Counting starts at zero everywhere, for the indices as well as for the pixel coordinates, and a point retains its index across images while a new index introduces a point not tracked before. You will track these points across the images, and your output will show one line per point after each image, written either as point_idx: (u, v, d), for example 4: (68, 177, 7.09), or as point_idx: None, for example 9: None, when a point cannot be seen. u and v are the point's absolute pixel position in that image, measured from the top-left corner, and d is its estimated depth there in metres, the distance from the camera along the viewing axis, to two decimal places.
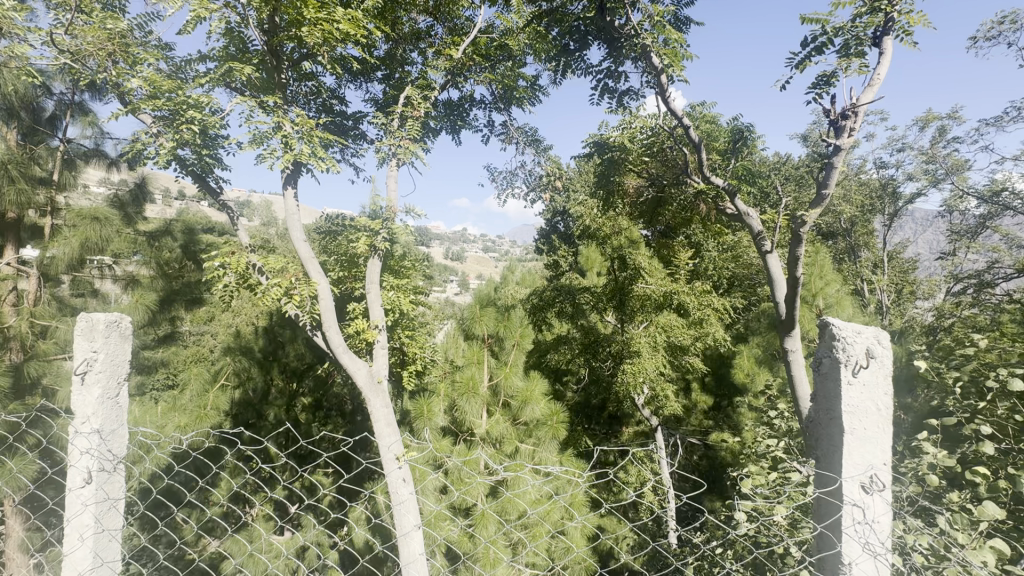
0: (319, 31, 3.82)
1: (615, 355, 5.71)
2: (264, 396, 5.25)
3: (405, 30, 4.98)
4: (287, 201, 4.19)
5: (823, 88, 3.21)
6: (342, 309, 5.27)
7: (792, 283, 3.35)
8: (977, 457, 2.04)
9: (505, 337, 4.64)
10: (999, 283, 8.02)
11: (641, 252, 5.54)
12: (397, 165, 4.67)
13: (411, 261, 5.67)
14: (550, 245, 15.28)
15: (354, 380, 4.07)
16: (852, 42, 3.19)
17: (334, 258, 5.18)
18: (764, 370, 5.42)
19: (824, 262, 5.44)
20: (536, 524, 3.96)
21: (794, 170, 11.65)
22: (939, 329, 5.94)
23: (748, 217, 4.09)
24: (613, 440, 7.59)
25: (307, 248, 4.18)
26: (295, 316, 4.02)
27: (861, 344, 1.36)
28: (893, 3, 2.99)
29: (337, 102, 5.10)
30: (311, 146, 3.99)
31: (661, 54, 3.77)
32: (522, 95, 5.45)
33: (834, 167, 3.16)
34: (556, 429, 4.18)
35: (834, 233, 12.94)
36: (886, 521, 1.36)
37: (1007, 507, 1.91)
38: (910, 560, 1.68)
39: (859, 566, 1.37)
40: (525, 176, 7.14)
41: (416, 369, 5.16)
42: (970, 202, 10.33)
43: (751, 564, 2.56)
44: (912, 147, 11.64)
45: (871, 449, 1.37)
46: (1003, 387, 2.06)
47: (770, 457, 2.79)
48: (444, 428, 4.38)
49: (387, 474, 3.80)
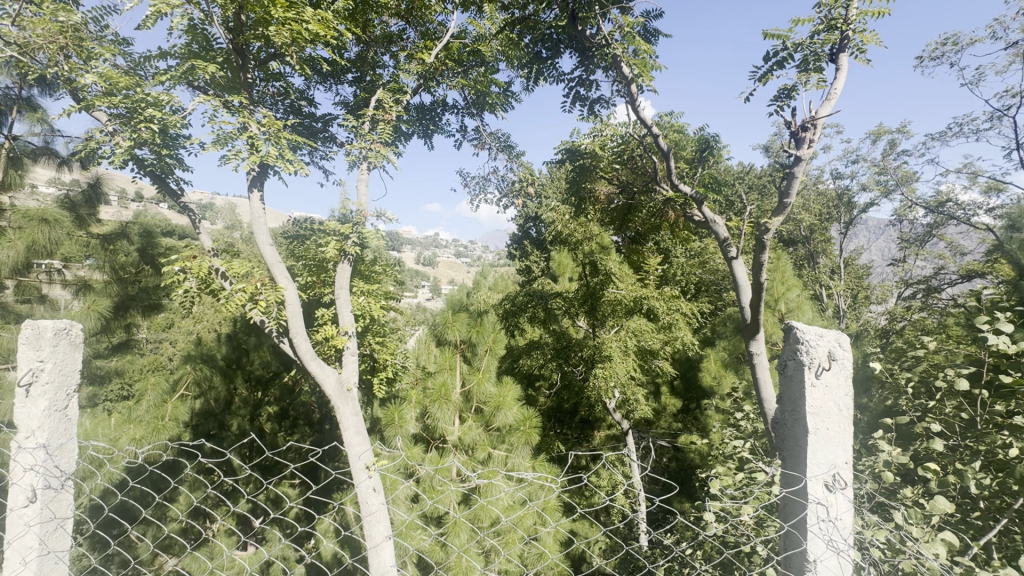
0: (287, 31, 3.73)
1: (587, 359, 5.78)
2: (227, 407, 5.08)
3: (376, 32, 4.93)
4: (252, 204, 4.07)
5: (784, 101, 3.33)
6: (311, 315, 5.14)
7: (757, 288, 3.42)
8: (928, 453, 2.15)
9: (477, 342, 4.61)
10: (946, 288, 8.53)
11: (611, 258, 5.64)
12: (368, 169, 4.61)
13: (383, 265, 5.58)
14: (523, 251, 15.35)
15: (323, 389, 3.99)
16: (811, 58, 3.33)
17: (302, 262, 5.05)
18: (730, 373, 5.58)
19: (786, 268, 5.63)
20: (509, 531, 3.94)
21: (757, 179, 12.07)
22: (892, 331, 6.25)
23: (714, 225, 4.18)
24: (585, 445, 7.64)
25: (274, 252, 4.05)
26: (260, 322, 3.90)
27: (823, 347, 1.42)
28: (848, 22, 3.13)
29: (306, 103, 5.00)
30: (278, 148, 3.87)
31: (632, 63, 3.83)
32: (494, 101, 5.49)
33: (795, 177, 3.26)
34: (529, 434, 4.21)
35: (795, 240, 13.41)
36: (849, 519, 1.41)
37: (956, 500, 2.04)
38: (867, 555, 1.74)
39: (824, 563, 1.42)
40: (498, 182, 7.14)
41: (386, 376, 5.08)
42: (918, 212, 10.95)
43: (718, 564, 2.64)
44: (865, 159, 12.26)
45: (833, 449, 1.42)
46: (951, 386, 2.17)
47: (737, 458, 2.85)
48: (415, 436, 4.32)
49: (358, 483, 3.74)
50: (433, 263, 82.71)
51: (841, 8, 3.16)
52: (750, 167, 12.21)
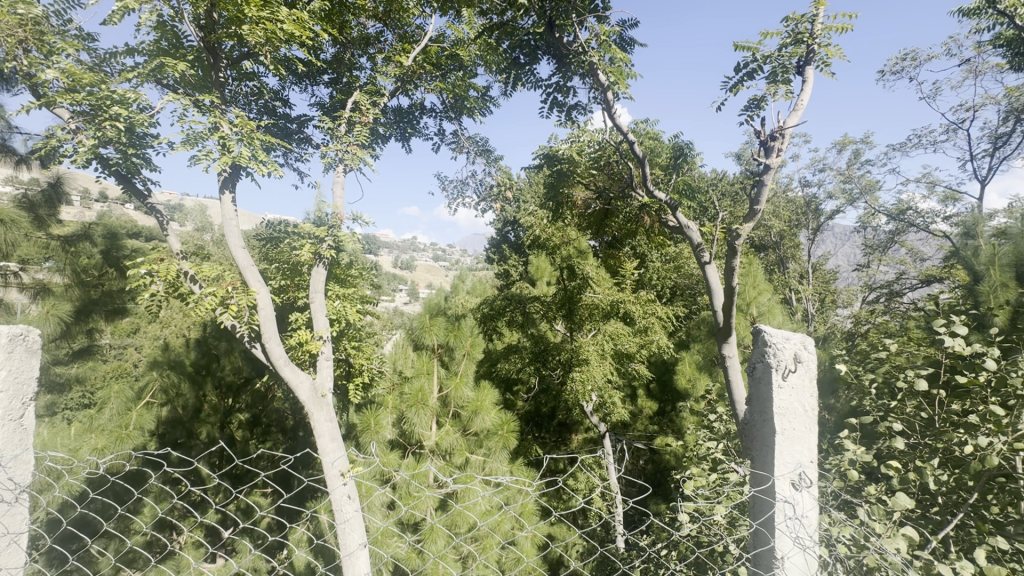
0: (261, 30, 3.66)
1: (565, 363, 5.81)
2: (195, 414, 4.90)
3: (353, 34, 4.89)
4: (223, 206, 3.97)
5: (754, 111, 3.43)
6: (284, 319, 5.04)
7: (729, 292, 3.50)
8: (890, 451, 2.23)
9: (455, 346, 4.58)
10: (906, 293, 8.89)
11: (588, 262, 5.69)
12: (344, 171, 4.55)
13: (359, 268, 5.51)
14: (501, 255, 15.38)
15: (296, 395, 3.91)
16: (779, 70, 3.44)
17: (275, 266, 4.94)
18: (704, 376, 5.68)
19: (757, 272, 5.78)
20: (486, 536, 3.92)
21: (730, 186, 12.36)
22: (858, 334, 6.48)
23: (688, 230, 4.25)
24: (562, 448, 7.66)
25: (246, 255, 3.96)
26: (231, 327, 3.81)
27: (789, 350, 1.46)
28: (814, 36, 3.25)
29: (280, 104, 4.92)
30: (251, 149, 3.79)
31: (608, 71, 3.89)
32: (473, 105, 5.52)
33: (765, 185, 3.36)
34: (507, 438, 4.20)
35: (765, 246, 13.77)
36: (814, 516, 1.46)
37: (916, 497, 2.12)
38: (833, 551, 1.79)
39: (790, 560, 1.46)
40: (476, 186, 7.14)
41: (362, 382, 5.01)
42: (881, 220, 11.41)
43: (693, 563, 2.67)
44: (831, 168, 12.71)
45: (800, 448, 1.47)
46: (911, 386, 2.26)
47: (710, 459, 2.91)
48: (391, 442, 4.27)
49: (332, 490, 3.69)
50: (410, 267, 81.99)
51: (807, 23, 3.27)
52: (723, 175, 12.52)
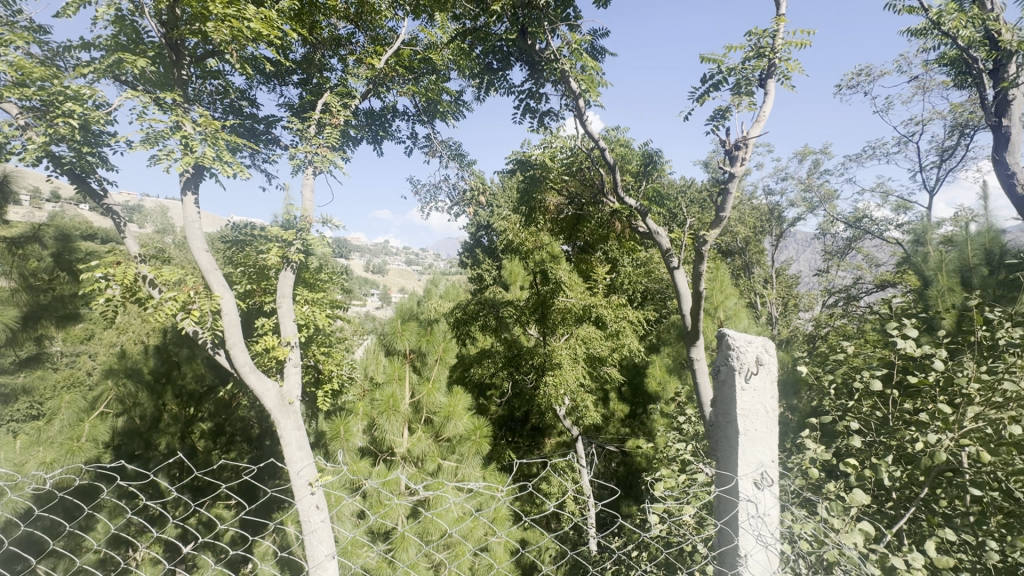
0: (226, 28, 3.57)
1: (538, 367, 5.82)
2: (154, 424, 4.71)
3: (324, 34, 4.81)
4: (186, 208, 3.83)
5: (719, 121, 3.53)
6: (250, 325, 4.89)
7: (697, 296, 3.57)
8: (848, 449, 2.32)
9: (427, 352, 4.53)
10: (863, 297, 9.29)
11: (561, 267, 5.73)
12: (313, 173, 4.46)
13: (329, 273, 5.39)
14: (475, 260, 15.36)
15: (262, 403, 3.81)
16: (743, 82, 3.55)
17: (240, 269, 4.79)
18: (674, 378, 5.78)
19: (724, 277, 5.93)
20: (458, 543, 3.88)
21: (698, 193, 12.69)
22: (819, 336, 6.73)
23: (657, 235, 4.32)
24: (535, 453, 7.65)
25: (209, 259, 3.83)
26: (193, 333, 3.68)
27: (752, 353, 1.51)
28: (775, 51, 3.38)
29: (247, 104, 4.78)
30: (215, 149, 3.68)
31: (580, 79, 3.95)
32: (446, 109, 5.52)
33: (730, 193, 3.46)
34: (479, 444, 4.18)
35: (732, 252, 14.15)
36: (775, 514, 1.50)
37: (872, 493, 2.21)
38: (794, 548, 1.85)
39: (753, 557, 1.50)
40: (449, 190, 7.11)
41: (332, 389, 4.89)
42: (839, 227, 11.92)
43: (662, 564, 2.71)
44: (793, 177, 13.21)
45: (762, 449, 1.51)
46: (867, 387, 2.35)
47: (680, 461, 2.95)
48: (362, 450, 4.19)
49: (299, 501, 3.60)
50: (382, 271, 80.81)
51: (768, 38, 3.39)
52: (692, 182, 12.84)
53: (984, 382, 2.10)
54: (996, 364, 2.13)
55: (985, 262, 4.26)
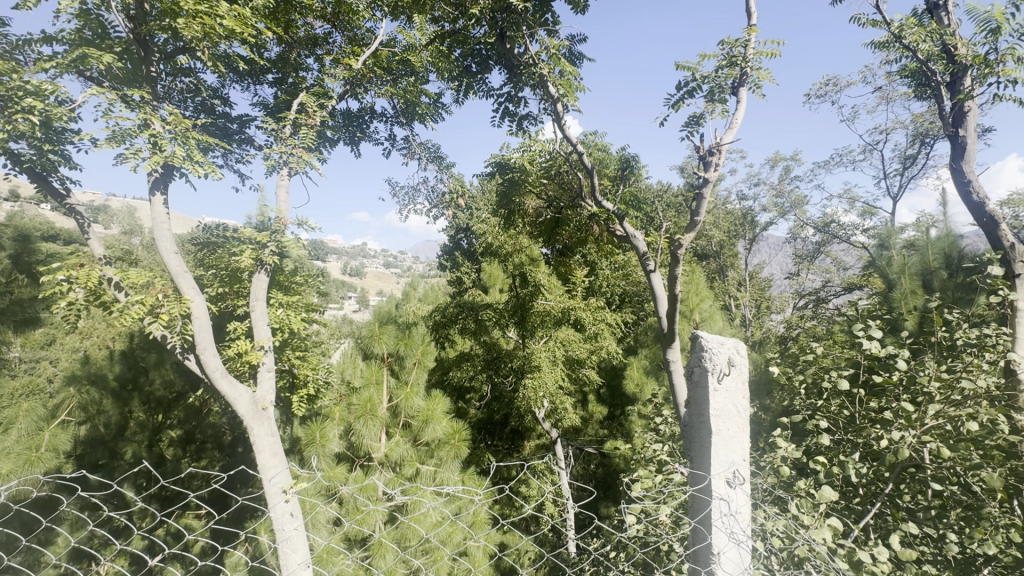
0: (198, 24, 3.48)
1: (517, 370, 5.83)
2: (119, 433, 4.54)
3: (300, 33, 4.74)
4: (154, 208, 3.71)
5: (693, 127, 3.60)
6: (222, 329, 4.76)
7: (673, 299, 3.63)
8: (817, 447, 2.38)
9: (406, 355, 4.48)
10: (832, 299, 9.57)
11: (540, 269, 5.76)
12: (288, 174, 4.38)
13: (304, 275, 5.29)
14: (454, 262, 15.30)
15: (234, 410, 3.71)
16: (716, 90, 3.64)
17: (212, 272, 4.66)
18: (652, 380, 5.85)
19: (699, 280, 6.03)
20: (437, 548, 3.84)
21: (674, 198, 12.90)
22: (790, 337, 6.91)
23: (634, 239, 4.37)
24: (515, 456, 7.64)
25: (179, 261, 3.71)
26: (161, 337, 3.56)
27: (724, 354, 1.55)
28: (746, 60, 3.47)
29: (219, 103, 4.67)
30: (186, 149, 3.58)
31: (558, 84, 3.98)
32: (425, 111, 5.49)
33: (704, 197, 3.53)
34: (458, 447, 4.14)
35: (707, 255, 14.43)
36: (746, 512, 1.54)
37: (841, 490, 2.28)
38: (766, 544, 1.89)
39: (726, 555, 1.53)
40: (428, 193, 7.07)
41: (307, 394, 4.80)
42: (809, 231, 12.28)
43: (640, 564, 2.73)
44: (765, 183, 13.57)
45: (734, 448, 1.54)
46: (835, 386, 2.42)
47: (656, 461, 2.99)
48: (338, 455, 4.12)
49: (271, 509, 3.57)
50: (359, 274, 79.74)
51: (740, 47, 3.49)
52: (668, 187, 13.05)
53: (943, 381, 2.18)
54: (954, 364, 2.22)
55: (945, 265, 4.45)
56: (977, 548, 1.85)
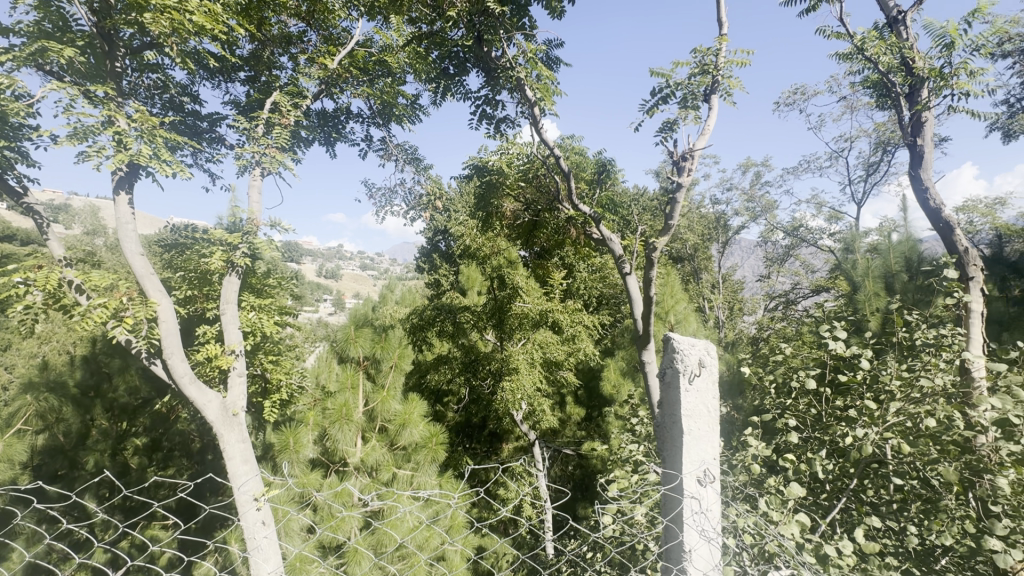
0: (166, 19, 3.39)
1: (495, 372, 5.83)
2: (80, 442, 4.37)
3: (273, 31, 4.65)
4: (118, 208, 3.58)
5: (667, 133, 3.67)
6: (191, 333, 4.62)
7: (648, 301, 3.68)
8: (786, 445, 2.45)
9: (382, 359, 4.41)
10: (801, 301, 9.85)
11: (518, 272, 5.77)
12: (261, 174, 4.29)
13: (277, 278, 5.17)
14: (432, 264, 15.22)
15: (203, 416, 3.60)
16: (689, 97, 3.71)
17: (180, 274, 4.52)
18: (628, 381, 5.92)
19: (674, 282, 6.13)
20: (414, 553, 3.80)
21: (650, 201, 13.10)
22: (761, 339, 7.09)
23: (610, 241, 4.41)
24: (493, 458, 7.62)
25: (145, 262, 3.59)
26: (125, 342, 3.44)
27: (695, 355, 1.58)
28: (718, 68, 3.55)
29: (189, 101, 4.54)
30: (152, 147, 3.47)
31: (535, 87, 4.00)
32: (402, 113, 5.46)
33: (678, 202, 3.59)
34: (435, 451, 4.11)
35: (682, 258, 14.69)
36: (716, 509, 1.57)
37: (808, 486, 2.35)
38: (737, 541, 1.94)
39: (696, 552, 1.56)
40: (405, 194, 7.01)
41: (280, 399, 4.70)
42: (779, 235, 12.63)
43: (616, 564, 2.76)
44: (737, 188, 13.92)
45: (704, 447, 1.58)
46: (803, 386, 2.49)
47: (632, 461, 3.03)
48: (312, 461, 4.04)
49: (242, 516, 3.48)
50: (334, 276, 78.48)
51: (711, 56, 3.57)
52: (644, 191, 13.26)
53: (904, 379, 2.28)
54: (914, 364, 2.31)
55: (905, 269, 4.64)
56: (935, 538, 1.95)
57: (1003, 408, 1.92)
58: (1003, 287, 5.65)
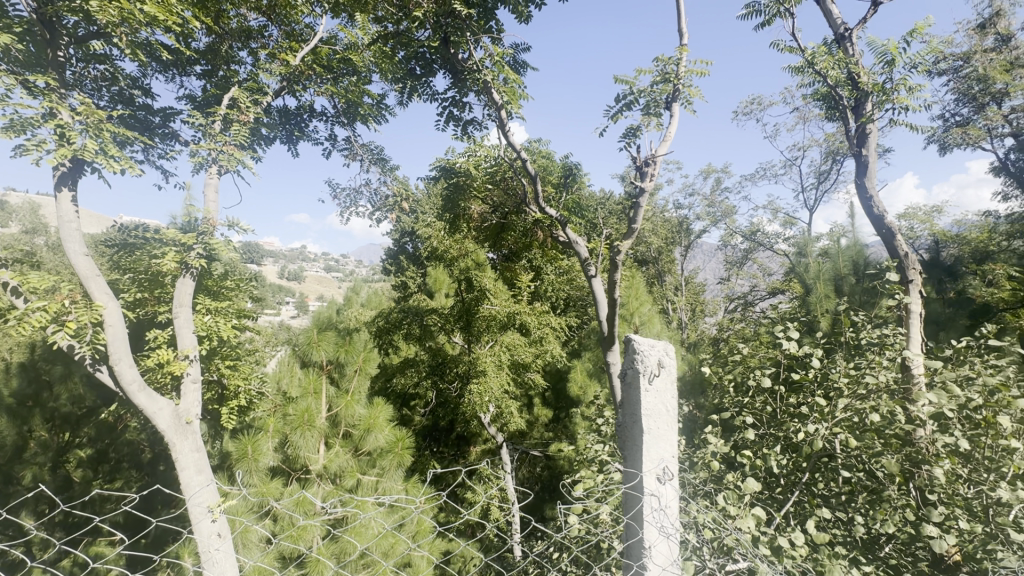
0: (114, 8, 3.22)
1: (462, 375, 5.80)
2: (16, 455, 4.14)
3: (231, 25, 4.49)
4: (60, 206, 3.37)
5: (630, 138, 3.75)
6: (140, 338, 4.38)
7: (613, 304, 3.74)
8: (744, 442, 2.54)
9: (346, 363, 4.31)
10: (758, 303, 10.24)
11: (486, 274, 5.76)
12: (217, 172, 4.13)
13: (236, 279, 4.97)
14: (399, 267, 15.00)
15: (154, 425, 3.44)
16: (651, 104, 3.80)
17: (129, 276, 4.29)
18: (594, 382, 6.00)
19: (639, 285, 6.26)
20: (379, 560, 3.74)
21: (615, 205, 13.34)
22: (721, 340, 7.32)
23: (576, 244, 4.47)
24: (461, 462, 7.57)
25: (89, 263, 3.39)
26: (68, 348, 3.24)
27: (654, 356, 1.62)
28: (679, 77, 3.66)
29: (140, 94, 4.33)
30: (99, 142, 3.29)
31: (502, 91, 4.01)
32: (368, 112, 5.37)
33: (641, 206, 3.67)
34: (401, 456, 4.06)
35: (646, 261, 15.00)
36: (675, 506, 1.61)
37: (765, 481, 2.44)
38: (697, 536, 2.00)
39: (656, 548, 1.60)
40: (371, 195, 6.88)
41: (238, 405, 4.52)
42: (738, 239, 13.09)
43: (582, 563, 2.79)
44: (699, 193, 14.34)
45: (663, 446, 1.61)
46: (760, 385, 2.59)
47: (598, 461, 3.07)
48: (273, 469, 3.91)
49: (196, 529, 3.33)
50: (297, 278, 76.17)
51: (673, 65, 3.68)
52: (611, 195, 13.48)
53: (851, 376, 2.40)
54: (860, 361, 2.44)
55: (853, 271, 4.90)
56: (880, 527, 2.07)
57: (938, 403, 2.05)
58: (940, 289, 6.05)
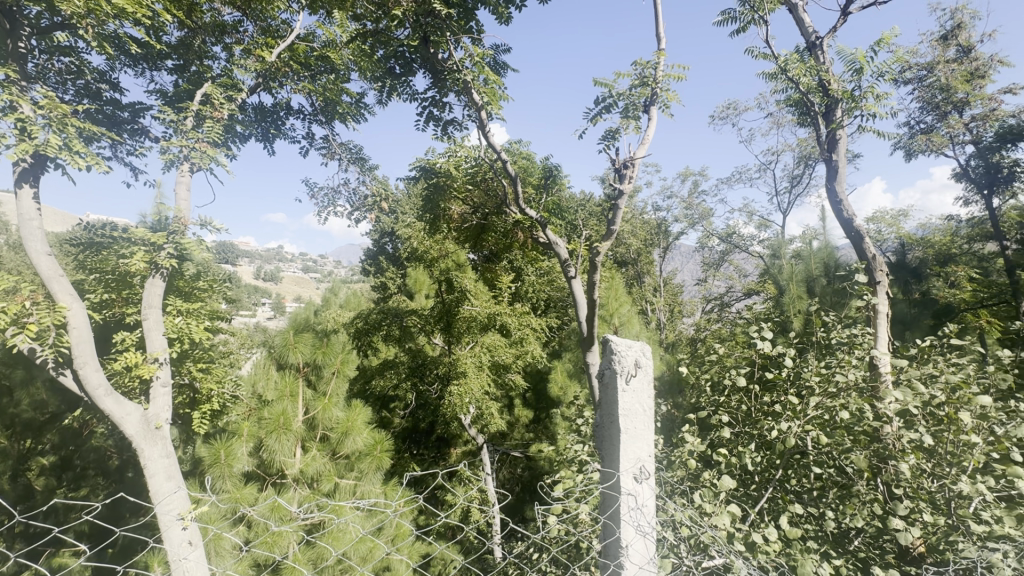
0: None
1: (442, 376, 5.76)
2: None
3: (204, 19, 4.37)
4: (21, 203, 3.24)
5: (609, 141, 3.79)
6: (107, 341, 4.23)
7: (592, 305, 3.77)
8: (721, 440, 2.58)
9: (323, 365, 4.24)
10: (734, 303, 10.45)
11: (466, 275, 5.71)
12: (189, 170, 4.02)
13: (209, 280, 4.82)
14: (378, 268, 14.82)
15: (122, 430, 3.33)
16: (630, 107, 3.85)
17: (95, 277, 4.14)
18: (574, 382, 6.04)
19: (618, 286, 6.31)
20: (358, 564, 3.69)
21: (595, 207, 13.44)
22: (699, 340, 7.44)
23: (556, 245, 4.49)
24: (441, 464, 7.52)
25: (52, 262, 3.26)
26: (29, 351, 3.12)
27: (631, 356, 1.64)
28: (656, 81, 3.72)
29: (107, 88, 4.19)
30: (63, 137, 3.18)
31: (482, 91, 4.01)
32: (346, 111, 5.30)
33: (620, 208, 3.72)
34: (380, 459, 4.02)
35: (626, 262, 15.15)
36: (651, 504, 1.63)
37: (740, 478, 2.48)
38: (674, 534, 2.03)
39: (633, 547, 1.61)
40: (349, 195, 6.79)
41: (211, 409, 4.41)
42: (715, 241, 13.33)
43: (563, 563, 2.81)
44: (677, 196, 14.57)
45: (640, 445, 1.63)
46: (735, 384, 2.64)
47: (578, 461, 3.09)
48: (247, 474, 3.83)
49: (166, 537, 3.23)
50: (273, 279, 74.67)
51: (651, 68, 3.73)
52: (590, 197, 13.58)
53: (822, 375, 2.46)
54: (830, 361, 2.51)
55: (824, 273, 5.04)
56: (849, 521, 2.13)
57: (904, 400, 2.13)
58: (906, 290, 6.25)
